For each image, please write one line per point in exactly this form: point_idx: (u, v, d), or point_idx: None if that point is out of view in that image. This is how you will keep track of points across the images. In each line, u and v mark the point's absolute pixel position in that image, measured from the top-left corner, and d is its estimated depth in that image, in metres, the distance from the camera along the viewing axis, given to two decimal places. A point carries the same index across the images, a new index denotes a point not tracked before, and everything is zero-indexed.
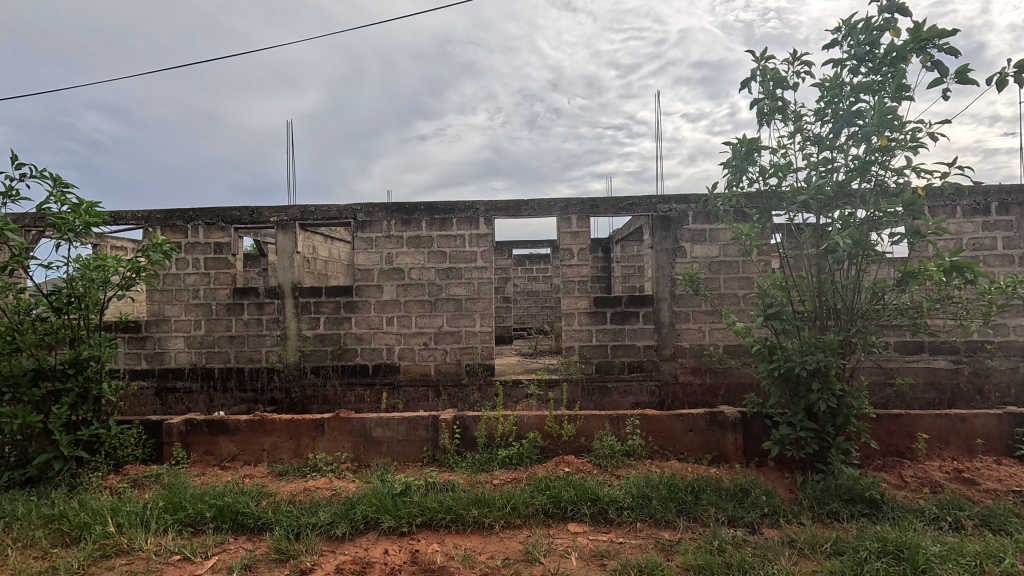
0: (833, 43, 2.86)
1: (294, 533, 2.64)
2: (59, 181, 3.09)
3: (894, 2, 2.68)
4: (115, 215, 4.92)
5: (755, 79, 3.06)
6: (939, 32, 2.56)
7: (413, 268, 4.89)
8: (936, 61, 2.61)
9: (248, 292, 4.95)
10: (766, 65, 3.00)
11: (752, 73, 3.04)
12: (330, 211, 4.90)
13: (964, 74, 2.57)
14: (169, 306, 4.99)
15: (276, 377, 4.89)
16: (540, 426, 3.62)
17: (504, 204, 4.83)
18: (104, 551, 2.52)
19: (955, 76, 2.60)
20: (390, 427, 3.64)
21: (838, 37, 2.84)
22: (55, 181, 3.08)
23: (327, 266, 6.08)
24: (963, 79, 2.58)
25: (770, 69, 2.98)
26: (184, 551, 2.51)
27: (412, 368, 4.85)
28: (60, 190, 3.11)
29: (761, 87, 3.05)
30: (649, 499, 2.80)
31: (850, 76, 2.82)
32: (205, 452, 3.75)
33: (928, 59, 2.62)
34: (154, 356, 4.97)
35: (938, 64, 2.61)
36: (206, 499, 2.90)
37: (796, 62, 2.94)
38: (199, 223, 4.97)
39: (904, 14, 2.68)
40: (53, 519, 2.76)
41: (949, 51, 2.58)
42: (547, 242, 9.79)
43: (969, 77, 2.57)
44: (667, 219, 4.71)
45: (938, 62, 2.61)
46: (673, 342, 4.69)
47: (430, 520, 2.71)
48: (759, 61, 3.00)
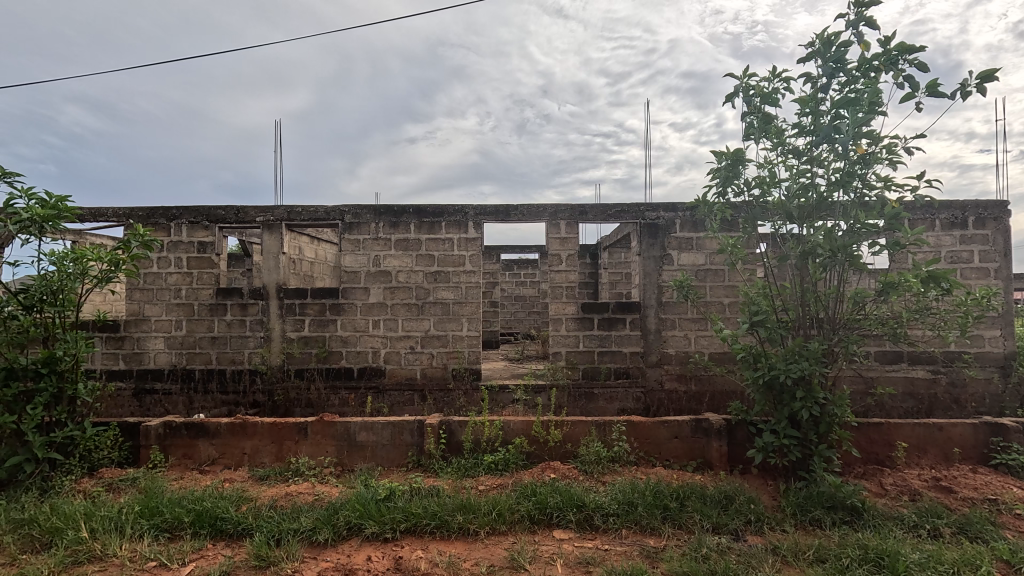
0: (808, 57, 2.90)
1: (275, 539, 2.59)
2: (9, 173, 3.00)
3: (862, 15, 2.75)
4: (95, 212, 4.81)
5: (738, 94, 3.11)
6: (906, 48, 2.65)
7: (400, 271, 4.86)
8: (908, 76, 2.68)
9: (232, 292, 4.87)
10: (749, 80, 3.06)
11: (735, 88, 3.10)
12: (317, 212, 4.85)
13: (935, 87, 2.64)
14: (149, 305, 4.89)
15: (259, 380, 4.82)
16: (527, 431, 3.61)
17: (493, 208, 4.83)
18: (77, 557, 2.44)
19: (926, 90, 2.67)
20: (374, 431, 3.61)
21: (813, 51, 2.88)
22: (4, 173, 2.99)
23: (313, 268, 6.01)
24: (934, 93, 2.66)
25: (752, 84, 3.04)
26: (160, 558, 2.45)
27: (398, 371, 4.80)
28: (16, 184, 3.02)
29: (744, 102, 3.10)
30: (635, 505, 2.80)
31: (827, 90, 2.88)
32: (184, 455, 3.67)
33: (899, 74, 2.71)
34: (132, 356, 4.86)
35: (910, 78, 2.68)
36: (183, 504, 2.83)
37: (775, 78, 3.00)
38: (183, 222, 4.89)
39: (872, 27, 2.75)
40: (23, 523, 2.68)
41: (919, 66, 2.67)
42: (536, 247, 9.80)
43: (939, 91, 2.65)
44: (654, 226, 4.74)
45: (910, 76, 2.68)
46: (659, 348, 4.72)
47: (414, 526, 2.67)
48: (742, 76, 3.06)
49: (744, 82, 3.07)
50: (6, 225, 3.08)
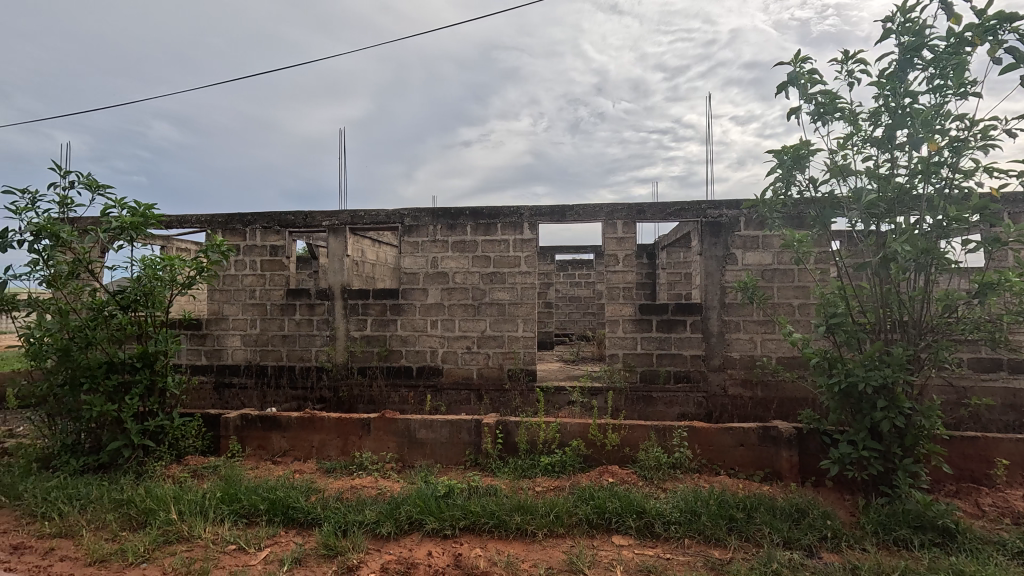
0: (884, 35, 2.68)
1: (342, 529, 2.70)
2: (102, 185, 3.35)
3: None
4: (181, 219, 5.23)
5: (791, 84, 2.90)
6: (1004, 18, 2.41)
7: (457, 272, 4.94)
8: (1009, 48, 2.43)
9: (300, 293, 5.14)
10: (803, 67, 2.86)
11: (788, 77, 2.89)
12: (379, 216, 5.03)
13: None
14: (227, 305, 5.25)
15: (325, 376, 5.05)
16: (584, 434, 3.57)
17: (549, 209, 4.82)
18: (167, 537, 2.66)
19: None
20: (433, 429, 3.69)
21: (890, 28, 2.67)
22: (97, 186, 3.34)
23: (375, 270, 6.23)
24: None
25: (807, 70, 2.84)
26: (239, 542, 2.61)
27: (455, 370, 4.89)
28: (109, 195, 3.36)
29: (800, 91, 2.88)
30: (698, 514, 2.70)
31: (909, 71, 2.66)
32: (259, 447, 3.91)
33: (997, 47, 2.46)
34: (213, 352, 5.24)
35: (1012, 50, 2.43)
36: (259, 492, 3.01)
37: (847, 61, 2.80)
38: (257, 227, 5.22)
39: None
40: (122, 503, 2.96)
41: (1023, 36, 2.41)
42: (591, 247, 9.69)
43: None
44: (716, 225, 4.57)
45: (1012, 48, 2.42)
46: (722, 352, 4.54)
47: (473, 524, 2.71)
48: (796, 62, 2.86)
49: (804, 68, 2.87)
50: (106, 233, 3.44)
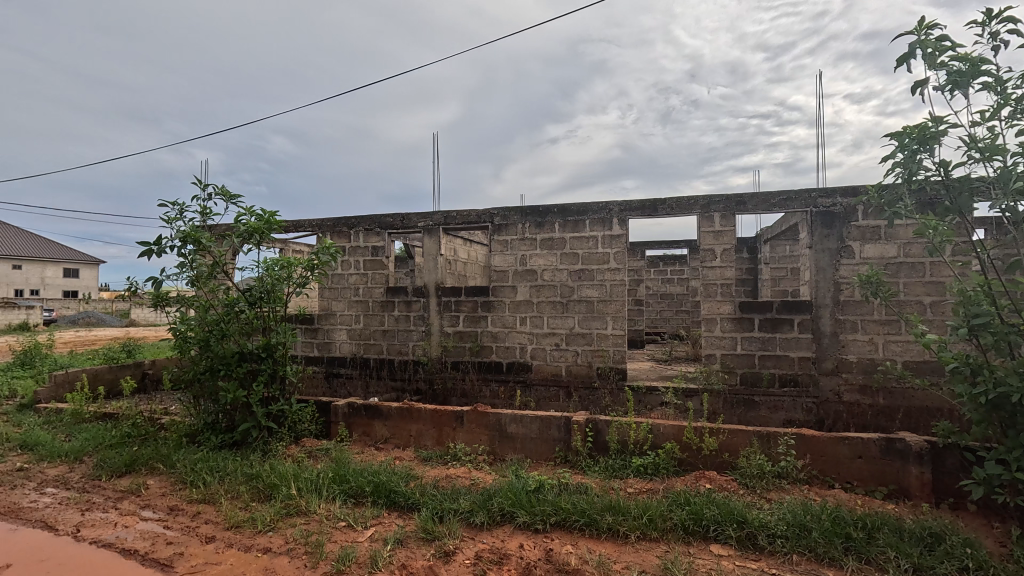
0: None
1: (439, 516, 2.84)
2: (234, 195, 3.82)
3: None
4: (296, 224, 5.77)
5: (914, 55, 2.56)
6: None
7: (546, 270, 4.97)
8: None
9: (399, 291, 5.46)
10: (929, 35, 2.51)
11: (910, 46, 2.55)
12: (470, 216, 5.20)
13: None
14: (335, 302, 5.71)
15: (422, 369, 5.32)
16: (678, 437, 3.43)
17: (639, 204, 4.68)
18: (288, 510, 2.96)
19: None
20: (524, 424, 3.75)
21: None
22: (231, 196, 3.81)
23: (466, 268, 6.44)
24: None
25: (936, 38, 2.49)
26: (348, 519, 2.85)
27: (544, 367, 4.93)
28: (240, 203, 3.82)
29: (928, 62, 2.54)
30: (808, 530, 2.49)
31: None
32: (364, 433, 4.21)
33: None
34: (324, 345, 5.73)
35: None
36: (365, 475, 3.25)
37: (991, 20, 2.41)
38: (360, 230, 5.62)
39: None
40: (252, 477, 3.34)
41: None
42: (684, 242, 9.27)
43: None
44: (829, 215, 4.16)
45: None
46: (836, 354, 4.14)
47: (564, 520, 2.72)
48: (920, 30, 2.53)
49: (931, 35, 2.53)
50: (238, 238, 3.91)
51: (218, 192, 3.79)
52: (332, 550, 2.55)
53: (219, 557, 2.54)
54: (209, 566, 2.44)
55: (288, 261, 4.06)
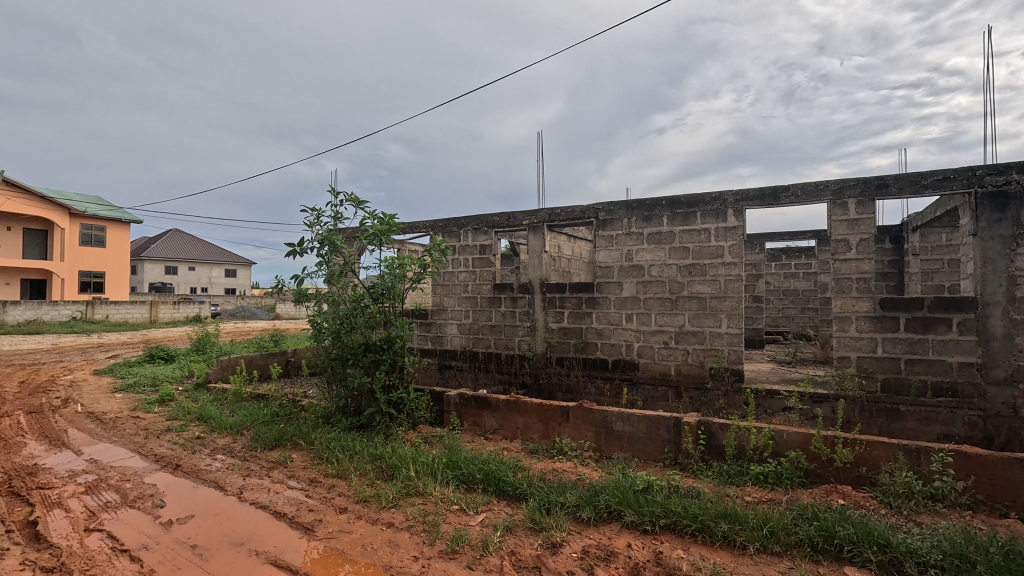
0: None
1: (546, 507, 2.90)
2: (361, 201, 4.23)
3: None
4: (411, 225, 6.20)
5: None
6: None
7: (653, 265, 4.81)
8: None
9: (505, 287, 5.63)
10: None
11: None
12: (574, 212, 5.20)
13: None
14: (447, 298, 6.04)
15: (527, 364, 5.44)
16: (804, 445, 3.14)
17: (758, 192, 4.34)
18: (408, 490, 3.21)
19: None
20: (631, 422, 3.68)
21: None
22: (358, 201, 4.22)
23: (571, 264, 6.45)
24: None
25: None
26: (460, 503, 3.01)
27: (652, 366, 4.77)
28: (366, 208, 4.22)
29: None
30: (970, 562, 2.16)
31: None
32: (473, 423, 4.42)
33: None
34: (437, 338, 6.10)
35: None
36: (476, 463, 3.41)
37: None
38: (469, 229, 5.88)
39: None
40: (377, 457, 3.67)
41: None
42: (811, 233, 8.41)
43: None
44: (1000, 196, 3.53)
45: None
46: (1009, 361, 3.50)
47: (674, 524, 2.63)
48: None
49: None
50: (363, 239, 4.31)
51: (348, 198, 4.22)
52: (447, 530, 2.72)
53: (350, 526, 2.83)
54: (343, 534, 2.74)
55: (406, 260, 4.40)
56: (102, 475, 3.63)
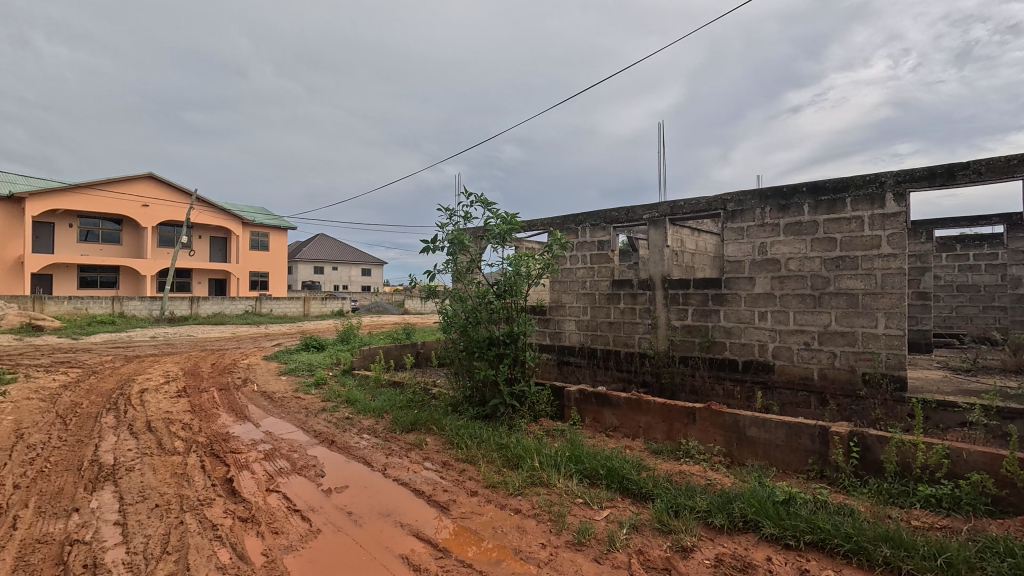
0: None
1: (674, 510, 2.81)
2: (488, 202, 4.45)
3: None
4: (530, 223, 6.35)
5: None
6: None
7: (791, 259, 4.40)
8: None
9: (624, 284, 5.53)
10: None
11: None
12: (699, 204, 4.95)
13: None
14: (565, 294, 6.09)
15: (648, 362, 5.29)
16: (991, 468, 2.67)
17: (926, 172, 3.76)
18: (533, 479, 3.32)
19: None
20: (767, 428, 3.42)
21: None
22: (485, 202, 4.46)
23: (695, 259, 6.13)
24: None
25: None
26: (584, 497, 3.04)
27: (790, 369, 4.37)
28: (492, 208, 4.44)
29: None
30: None
31: None
32: (594, 419, 4.41)
33: None
34: (555, 334, 6.18)
35: None
36: (598, 459, 3.42)
37: None
38: (587, 225, 5.88)
39: None
40: (502, 446, 3.84)
41: None
42: (998, 217, 7.05)
43: None
44: None
45: None
46: None
47: (822, 542, 2.41)
48: None
49: None
50: (488, 238, 4.53)
51: (476, 199, 4.47)
52: (573, 522, 2.77)
53: (481, 509, 3.01)
54: (475, 515, 2.92)
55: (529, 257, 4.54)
56: (276, 445, 4.27)
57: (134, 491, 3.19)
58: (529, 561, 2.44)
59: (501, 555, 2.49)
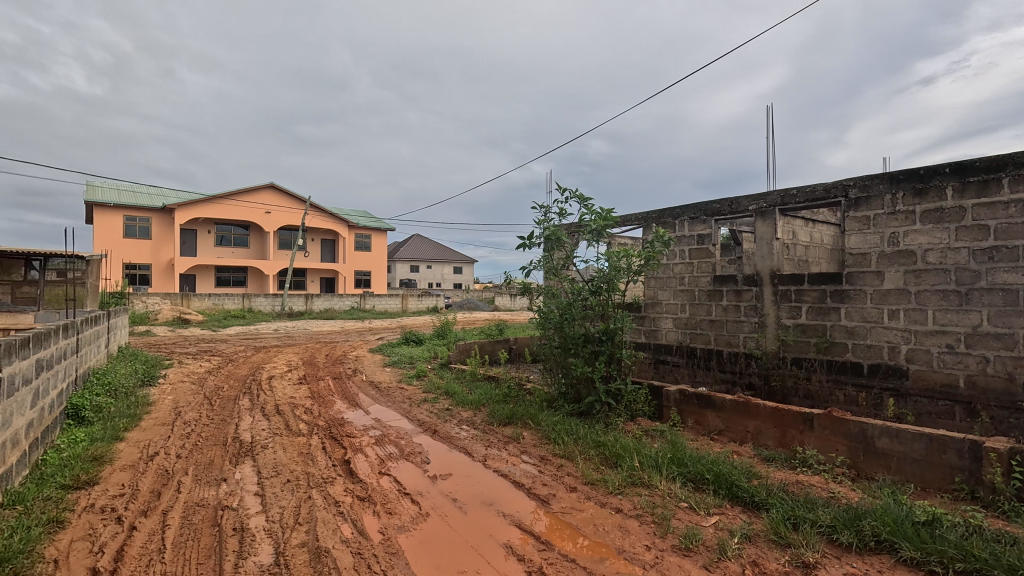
0: None
1: (792, 522, 2.62)
2: (585, 197, 4.43)
3: None
4: (624, 218, 6.22)
5: None
6: None
7: (930, 250, 3.89)
8: None
9: (727, 280, 5.21)
10: None
11: None
12: (815, 192, 4.54)
13: None
14: (661, 291, 5.89)
15: (755, 364, 4.95)
16: None
17: None
18: (634, 479, 3.25)
19: None
20: (901, 440, 3.06)
21: None
22: (582, 197, 4.44)
23: (809, 253, 5.63)
24: None
25: None
26: (690, 502, 2.93)
27: (928, 374, 3.87)
28: (589, 203, 4.41)
29: None
30: None
31: None
32: (696, 422, 4.22)
33: None
34: (651, 332, 6.00)
35: None
36: (703, 462, 3.27)
37: None
38: (686, 219, 5.63)
39: None
40: (600, 444, 3.81)
41: None
42: None
43: None
44: None
45: None
46: None
47: (977, 572, 2.11)
48: None
49: None
50: (583, 235, 4.50)
51: (573, 194, 4.47)
52: (678, 526, 2.68)
53: (582, 505, 3.01)
54: (575, 511, 2.93)
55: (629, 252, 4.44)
56: (385, 431, 4.58)
57: (270, 467, 3.59)
58: (634, 561, 2.40)
59: (604, 553, 2.47)
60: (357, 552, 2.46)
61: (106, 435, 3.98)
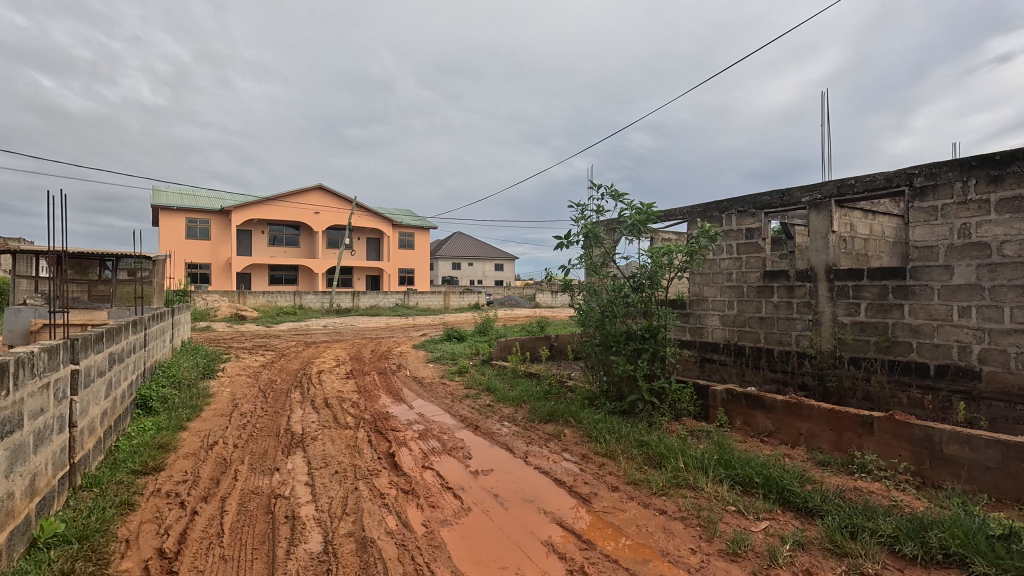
0: None
1: (849, 530, 2.48)
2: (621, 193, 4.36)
3: None
4: (668, 213, 6.06)
5: None
6: None
7: (1006, 242, 3.59)
8: None
9: (778, 275, 4.99)
10: None
11: None
12: (875, 181, 4.27)
13: None
14: (707, 287, 5.71)
15: (809, 363, 4.72)
16: None
17: None
18: (678, 481, 3.17)
19: None
20: (973, 447, 2.85)
21: None
22: (618, 194, 4.37)
23: (868, 246, 5.31)
24: None
25: None
26: (738, 505, 2.83)
27: (1003, 377, 3.58)
28: (625, 199, 4.33)
29: None
30: None
31: None
32: (745, 423, 4.07)
33: None
34: (696, 330, 5.83)
35: None
36: (752, 465, 3.15)
37: None
38: (733, 213, 5.44)
39: None
40: (643, 444, 3.74)
41: None
42: None
43: None
44: None
45: None
46: None
47: None
48: None
49: None
50: (624, 231, 4.42)
51: (609, 191, 4.41)
52: (726, 530, 2.60)
53: (624, 505, 2.96)
54: (618, 511, 2.88)
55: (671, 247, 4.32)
56: (428, 426, 4.67)
57: (319, 458, 3.73)
58: (678, 565, 2.34)
59: (647, 554, 2.43)
60: (401, 543, 2.52)
61: (171, 424, 4.25)
